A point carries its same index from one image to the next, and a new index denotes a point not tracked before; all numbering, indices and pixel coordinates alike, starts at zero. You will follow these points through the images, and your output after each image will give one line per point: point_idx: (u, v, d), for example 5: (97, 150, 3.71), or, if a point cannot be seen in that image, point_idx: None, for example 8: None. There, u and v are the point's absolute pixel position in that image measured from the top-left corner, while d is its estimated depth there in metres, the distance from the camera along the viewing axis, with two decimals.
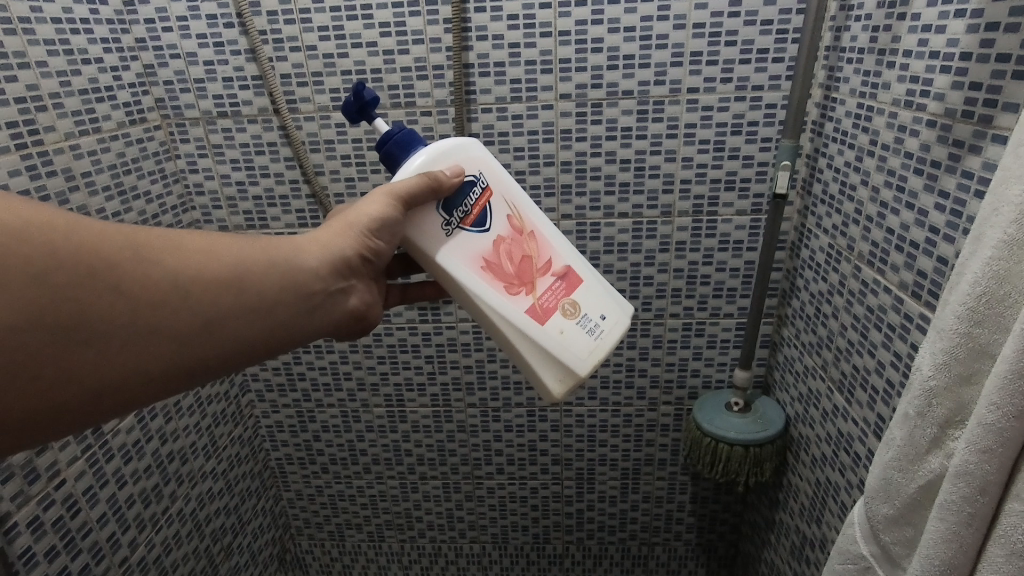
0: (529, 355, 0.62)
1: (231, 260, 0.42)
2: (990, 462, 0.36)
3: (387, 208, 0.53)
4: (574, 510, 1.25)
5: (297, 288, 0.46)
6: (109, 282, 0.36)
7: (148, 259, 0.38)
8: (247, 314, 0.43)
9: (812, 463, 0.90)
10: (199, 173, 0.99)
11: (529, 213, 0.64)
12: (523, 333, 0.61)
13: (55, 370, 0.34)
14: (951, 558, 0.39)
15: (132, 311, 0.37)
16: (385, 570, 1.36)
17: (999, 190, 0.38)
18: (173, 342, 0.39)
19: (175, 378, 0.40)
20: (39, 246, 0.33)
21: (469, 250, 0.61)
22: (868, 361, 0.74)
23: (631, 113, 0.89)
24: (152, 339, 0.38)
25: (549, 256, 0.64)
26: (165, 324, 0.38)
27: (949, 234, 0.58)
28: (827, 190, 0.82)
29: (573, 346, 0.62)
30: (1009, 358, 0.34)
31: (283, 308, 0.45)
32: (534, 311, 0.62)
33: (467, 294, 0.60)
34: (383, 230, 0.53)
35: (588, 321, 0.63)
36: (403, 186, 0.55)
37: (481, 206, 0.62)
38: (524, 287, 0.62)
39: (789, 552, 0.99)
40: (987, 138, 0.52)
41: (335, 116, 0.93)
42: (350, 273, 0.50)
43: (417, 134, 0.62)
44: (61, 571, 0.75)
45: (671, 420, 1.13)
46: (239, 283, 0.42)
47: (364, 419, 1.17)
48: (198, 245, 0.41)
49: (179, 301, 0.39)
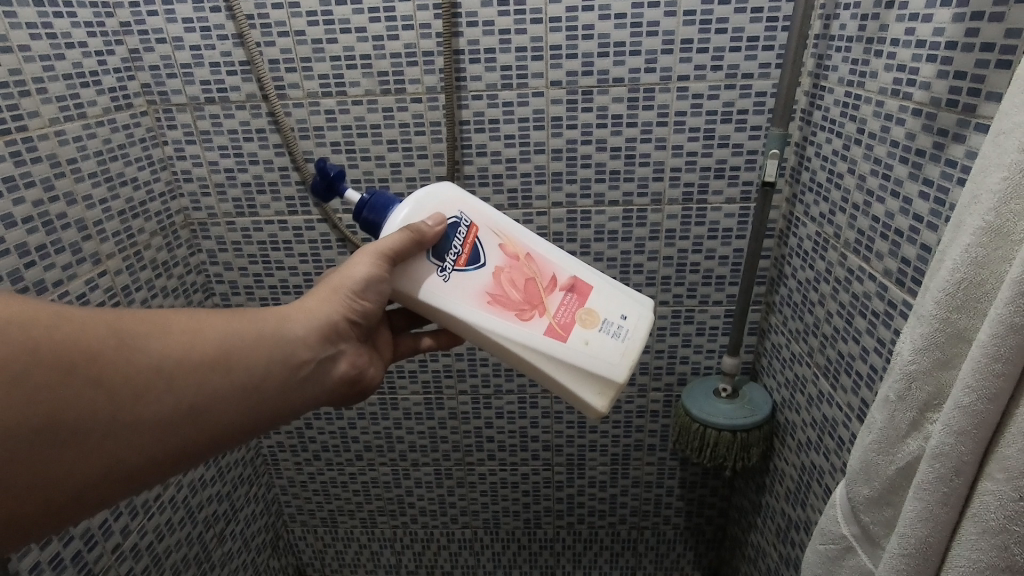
0: (560, 374, 0.62)
1: (215, 337, 0.43)
2: (965, 443, 0.37)
3: (374, 268, 0.54)
4: (565, 496, 1.27)
5: (284, 359, 0.46)
6: (90, 373, 0.37)
7: (134, 346, 0.39)
8: (231, 392, 0.43)
9: (797, 447, 0.92)
10: (187, 160, 0.98)
11: (521, 235, 0.64)
12: (550, 355, 0.61)
13: (35, 470, 0.35)
14: (926, 535, 0.40)
15: (110, 402, 0.37)
16: (378, 555, 1.37)
17: (979, 177, 0.39)
18: (158, 428, 0.40)
19: (157, 463, 0.41)
20: (21, 348, 0.33)
21: (471, 288, 0.61)
22: (853, 347, 0.75)
23: (621, 101, 0.89)
24: (135, 428, 0.39)
25: (552, 272, 0.64)
26: (147, 413, 0.39)
27: (932, 222, 0.59)
28: (815, 178, 0.83)
29: (601, 355, 0.62)
30: (984, 345, 0.35)
31: (271, 381, 0.46)
32: (552, 331, 0.62)
33: (482, 332, 0.60)
34: (372, 291, 0.54)
35: (610, 326, 0.63)
36: (387, 244, 0.55)
37: (470, 242, 0.62)
38: (535, 310, 0.62)
39: (775, 535, 1.01)
40: (971, 127, 0.53)
41: (324, 103, 0.92)
42: (337, 338, 0.51)
43: (391, 196, 0.63)
44: (53, 556, 0.75)
45: (661, 406, 1.14)
46: (222, 362, 0.43)
47: (356, 407, 1.18)
48: (180, 326, 0.42)
49: (160, 386, 0.40)
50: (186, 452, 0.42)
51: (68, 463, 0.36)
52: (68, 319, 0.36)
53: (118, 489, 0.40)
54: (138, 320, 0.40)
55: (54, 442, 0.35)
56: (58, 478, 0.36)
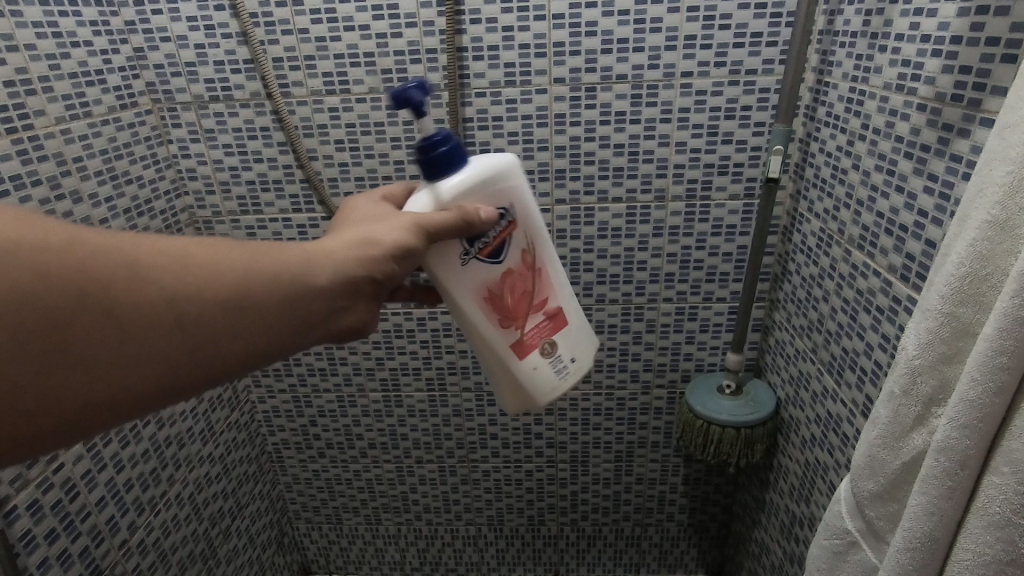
0: (499, 379, 0.64)
1: (229, 267, 0.39)
2: (970, 436, 0.37)
3: (410, 236, 0.49)
4: (569, 493, 1.27)
5: (300, 293, 0.42)
6: (95, 292, 0.34)
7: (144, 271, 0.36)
8: (239, 328, 0.40)
9: (801, 443, 0.92)
10: (192, 158, 0.99)
11: (545, 252, 0.63)
12: (502, 364, 0.63)
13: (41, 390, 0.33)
14: (932, 530, 0.40)
15: (113, 323, 0.35)
16: (382, 552, 1.38)
17: (984, 171, 0.39)
18: (168, 354, 0.37)
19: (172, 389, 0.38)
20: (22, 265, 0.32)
21: (476, 277, 0.60)
22: (857, 343, 0.75)
23: (625, 98, 0.89)
24: (146, 352, 0.36)
25: (547, 295, 0.64)
26: (158, 339, 0.36)
27: (937, 217, 0.59)
28: (819, 174, 0.83)
29: (542, 383, 0.64)
30: (990, 338, 0.35)
31: (286, 312, 0.42)
32: (516, 345, 0.63)
33: (462, 314, 0.61)
34: (404, 258, 0.49)
35: (563, 362, 0.65)
36: (430, 219, 0.51)
37: (501, 237, 0.60)
38: (515, 322, 0.62)
39: (779, 532, 1.01)
40: (976, 122, 0.53)
41: (328, 100, 0.92)
42: (361, 286, 0.46)
43: (462, 147, 0.58)
44: (61, 552, 0.75)
45: (664, 403, 1.14)
46: (233, 295, 0.39)
47: (360, 404, 1.19)
48: (196, 253, 0.39)
49: (166, 312, 0.37)
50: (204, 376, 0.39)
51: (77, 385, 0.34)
52: (81, 242, 0.34)
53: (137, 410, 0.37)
54: (154, 243, 0.37)
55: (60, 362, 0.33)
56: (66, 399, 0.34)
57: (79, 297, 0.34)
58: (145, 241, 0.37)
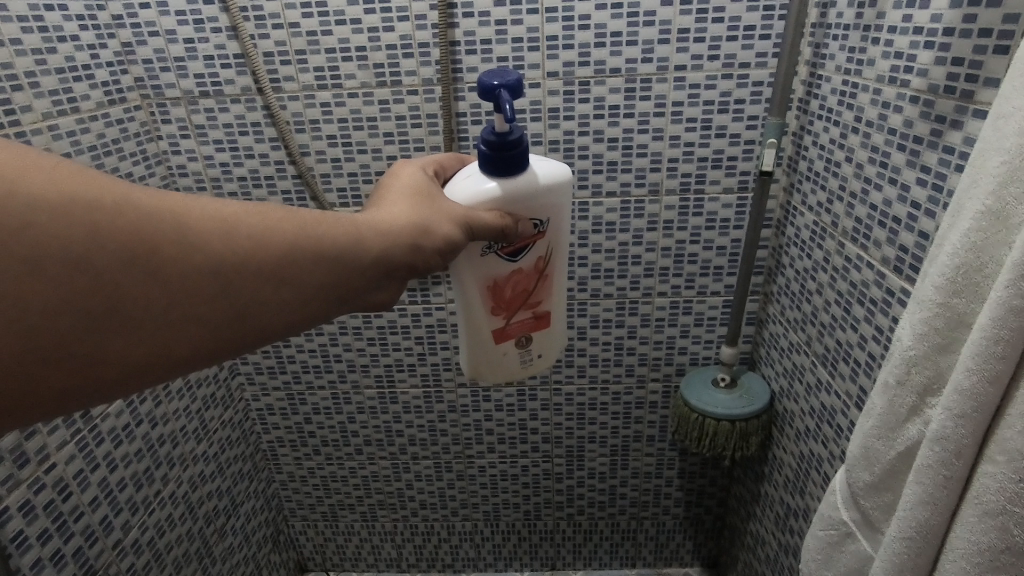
0: (466, 351, 0.66)
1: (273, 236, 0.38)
2: (965, 425, 0.37)
3: (455, 231, 0.49)
4: (565, 487, 1.27)
5: (342, 269, 0.41)
6: (139, 253, 0.33)
7: (188, 235, 0.35)
8: (276, 297, 0.39)
9: (796, 436, 0.93)
10: (182, 154, 0.98)
11: (560, 263, 0.63)
12: (472, 340, 0.65)
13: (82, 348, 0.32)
14: (927, 518, 0.41)
15: (156, 287, 0.34)
16: (378, 549, 1.38)
17: (978, 161, 0.39)
18: (206, 320, 0.36)
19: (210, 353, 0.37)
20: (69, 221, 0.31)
21: (486, 266, 0.60)
22: (851, 335, 0.75)
23: (618, 92, 0.89)
24: (186, 318, 0.35)
25: (542, 299, 0.65)
26: (198, 305, 0.36)
27: (930, 208, 0.59)
28: (813, 167, 0.83)
29: (502, 369, 0.67)
30: (985, 327, 0.35)
31: (326, 287, 0.41)
32: (494, 332, 0.64)
33: (460, 289, 0.61)
34: (446, 255, 0.48)
35: (527, 354, 0.67)
36: (477, 221, 0.51)
37: (525, 241, 0.59)
38: (503, 313, 0.63)
39: (774, 523, 1.02)
40: (969, 113, 0.53)
41: (320, 96, 0.92)
42: (402, 270, 0.45)
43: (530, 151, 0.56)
44: (54, 553, 0.75)
45: (659, 397, 1.15)
46: (274, 263, 0.38)
47: (355, 401, 1.18)
48: (240, 218, 0.37)
49: (205, 279, 0.35)
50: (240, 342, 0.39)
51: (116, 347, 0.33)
52: (127, 199, 0.33)
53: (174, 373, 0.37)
54: (200, 204, 0.36)
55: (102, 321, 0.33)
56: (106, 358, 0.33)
57: (122, 257, 0.33)
58: (193, 202, 0.36)
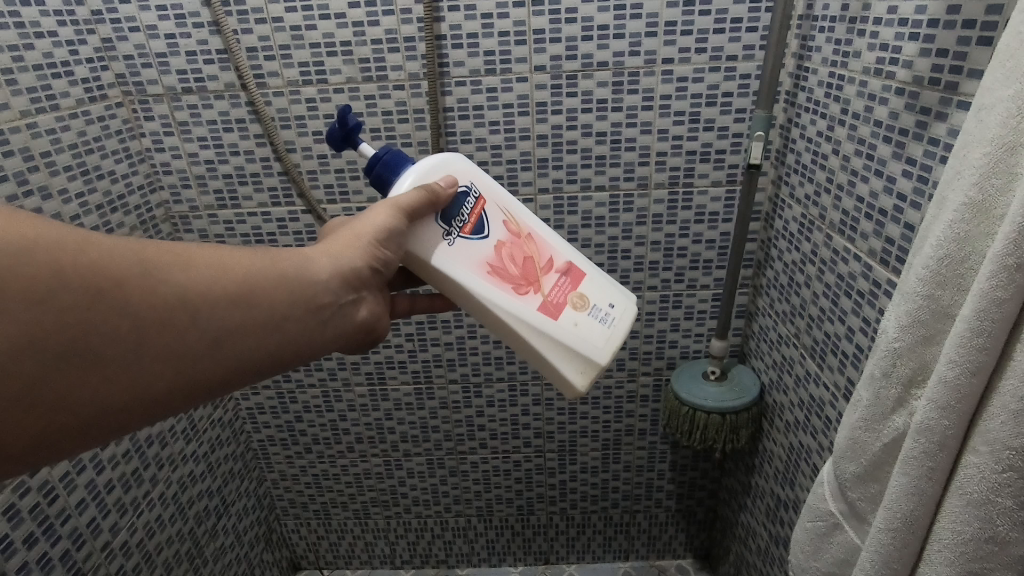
0: (548, 351, 0.62)
1: (239, 273, 0.41)
2: (948, 417, 0.37)
3: (394, 220, 0.52)
4: (557, 482, 1.27)
5: (306, 298, 0.44)
6: (110, 296, 0.35)
7: (158, 277, 0.37)
8: (246, 332, 0.41)
9: (785, 428, 0.93)
10: (166, 152, 0.96)
11: (524, 216, 0.65)
12: (541, 331, 0.61)
13: (56, 393, 0.34)
14: (911, 510, 0.41)
15: (129, 328, 0.36)
16: (372, 546, 1.38)
17: (961, 154, 0.39)
18: (179, 360, 0.38)
19: (181, 394, 0.39)
20: (41, 267, 0.32)
21: (473, 257, 0.60)
22: (839, 327, 0.76)
23: (606, 85, 0.89)
24: (158, 358, 0.37)
25: (548, 254, 0.65)
26: (170, 345, 0.38)
27: (915, 200, 0.60)
28: (800, 160, 0.83)
29: (589, 336, 0.63)
30: (966, 319, 0.35)
31: (294, 319, 0.44)
32: (546, 307, 0.62)
33: (480, 299, 0.60)
34: (388, 246, 0.52)
35: (597, 311, 0.65)
36: (407, 198, 0.54)
37: (477, 213, 0.62)
38: (531, 286, 0.62)
39: (765, 515, 1.03)
40: (953, 105, 0.53)
41: (305, 91, 0.91)
42: (360, 284, 0.48)
43: (404, 154, 0.62)
44: (41, 556, 0.74)
45: (650, 390, 1.15)
46: (241, 298, 0.41)
47: (346, 398, 1.18)
48: (204, 257, 0.40)
49: (175, 318, 0.37)
50: (211, 382, 0.41)
51: (89, 388, 0.35)
52: (93, 244, 0.35)
53: (144, 414, 0.38)
54: (166, 246, 0.38)
55: (74, 365, 0.34)
56: (78, 402, 0.35)
57: (93, 300, 0.34)
58: (157, 244, 0.38)
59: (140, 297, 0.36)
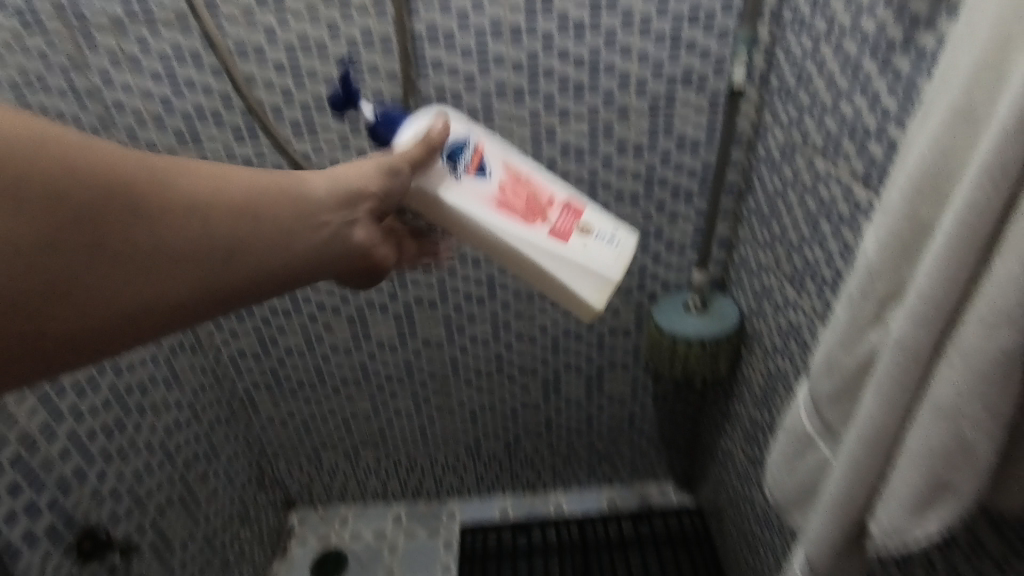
0: (559, 273, 0.72)
1: (239, 189, 0.47)
2: (924, 329, 0.37)
3: (399, 163, 0.62)
4: (543, 416, 1.30)
5: (302, 210, 0.50)
6: (117, 197, 0.40)
7: (165, 181, 0.43)
8: (252, 241, 0.47)
9: (764, 355, 0.95)
10: (117, 89, 0.90)
11: (520, 158, 0.74)
12: (553, 255, 0.71)
13: (87, 288, 0.39)
14: (883, 422, 0.42)
15: (144, 229, 0.41)
16: (364, 484, 1.41)
17: (950, 56, 0.37)
18: (195, 263, 0.44)
19: (202, 300, 0.45)
20: (61, 169, 0.38)
21: (481, 196, 0.70)
22: (818, 253, 0.75)
23: (584, 6, 0.84)
24: (176, 260, 0.43)
25: (548, 189, 0.73)
26: (186, 248, 0.43)
27: (900, 117, 0.58)
28: (784, 82, 0.80)
29: (598, 256, 0.73)
30: (949, 229, 0.35)
31: (296, 234, 0.50)
32: (554, 233, 0.72)
33: (492, 232, 0.70)
34: (372, 173, 0.58)
35: (604, 235, 0.73)
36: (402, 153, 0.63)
37: (477, 159, 0.72)
38: (538, 218, 0.72)
39: (743, 439, 1.06)
40: (942, 12, 0.51)
41: (262, 19, 0.85)
42: (352, 206, 0.54)
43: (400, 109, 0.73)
44: (28, 505, 0.74)
45: (632, 324, 1.16)
46: (243, 210, 0.46)
47: (329, 342, 1.17)
48: (203, 177, 0.46)
49: (185, 219, 0.43)
50: (226, 295, 0.46)
51: (117, 287, 0.40)
52: (105, 150, 0.41)
53: (166, 321, 0.43)
54: (173, 163, 0.44)
55: (100, 257, 0.39)
56: (109, 300, 0.40)
57: (112, 199, 0.40)
58: (162, 158, 0.44)
59: (146, 203, 0.42)
